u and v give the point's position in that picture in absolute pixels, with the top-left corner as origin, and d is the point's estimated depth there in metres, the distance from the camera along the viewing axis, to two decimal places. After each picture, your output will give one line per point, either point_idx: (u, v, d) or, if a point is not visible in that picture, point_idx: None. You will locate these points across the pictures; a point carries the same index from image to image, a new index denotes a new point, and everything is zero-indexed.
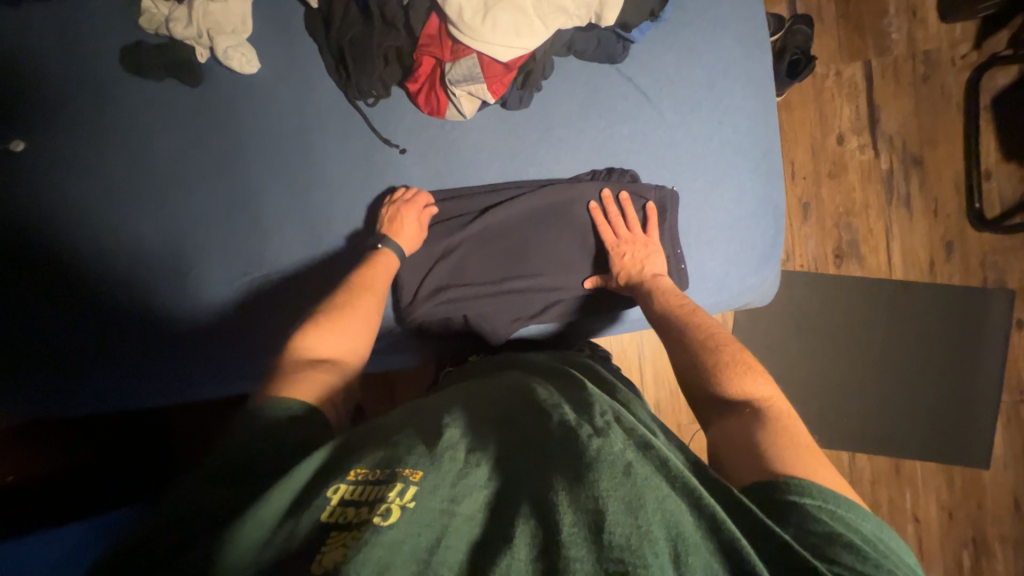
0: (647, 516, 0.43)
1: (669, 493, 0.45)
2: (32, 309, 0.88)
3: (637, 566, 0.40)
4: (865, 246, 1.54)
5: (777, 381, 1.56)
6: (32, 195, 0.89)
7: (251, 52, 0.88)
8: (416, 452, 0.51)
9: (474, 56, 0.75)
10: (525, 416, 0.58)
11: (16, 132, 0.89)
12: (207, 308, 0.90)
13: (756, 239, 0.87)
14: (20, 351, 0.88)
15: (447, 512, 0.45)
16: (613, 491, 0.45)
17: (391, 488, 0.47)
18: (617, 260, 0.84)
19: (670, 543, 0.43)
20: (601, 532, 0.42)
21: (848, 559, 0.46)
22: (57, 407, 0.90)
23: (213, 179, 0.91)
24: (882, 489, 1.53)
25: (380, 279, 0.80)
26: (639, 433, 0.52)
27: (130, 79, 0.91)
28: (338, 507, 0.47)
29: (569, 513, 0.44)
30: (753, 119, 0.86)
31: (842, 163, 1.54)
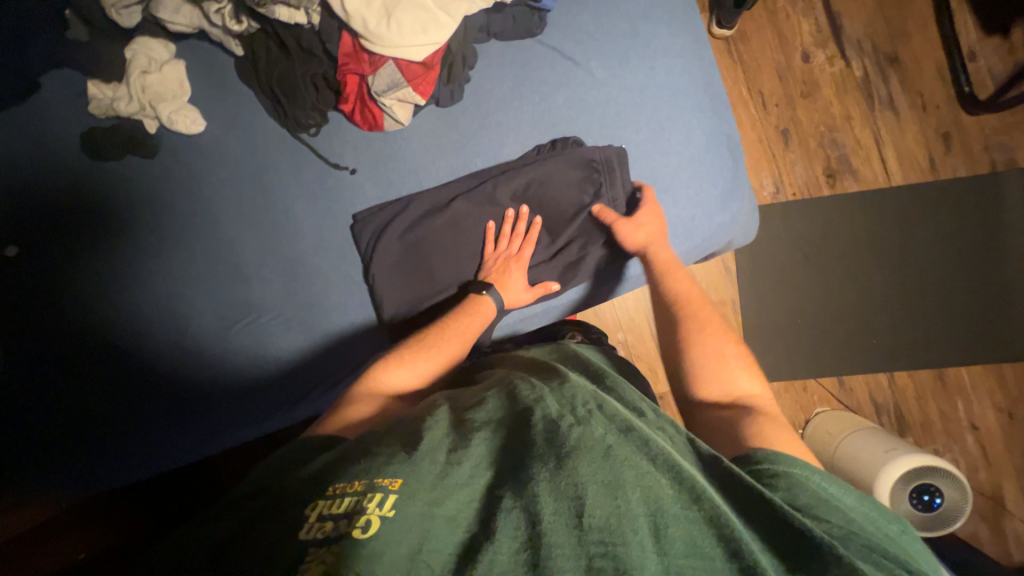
0: (627, 496, 0.48)
1: (647, 470, 0.51)
2: (48, 399, 0.93)
3: (617, 543, 0.45)
4: (857, 159, 1.47)
5: (795, 317, 1.50)
6: (30, 292, 0.94)
7: (194, 111, 0.91)
8: (396, 461, 0.53)
9: (391, 63, 0.76)
10: (508, 416, 0.62)
11: (4, 238, 0.95)
12: (200, 361, 0.94)
13: (714, 174, 0.84)
14: (41, 437, 0.93)
15: (427, 516, 0.48)
16: (593, 476, 0.50)
17: (370, 499, 0.49)
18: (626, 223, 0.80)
19: (650, 515, 0.48)
20: (581, 514, 0.47)
21: (834, 519, 0.48)
22: (90, 482, 0.95)
23: (188, 240, 0.95)
24: (930, 403, 1.46)
25: (476, 322, 0.80)
26: (619, 419, 0.58)
27: (95, 167, 0.96)
28: (316, 522, 0.48)
29: (550, 501, 0.48)
30: (687, 55, 0.84)
31: (814, 80, 1.47)
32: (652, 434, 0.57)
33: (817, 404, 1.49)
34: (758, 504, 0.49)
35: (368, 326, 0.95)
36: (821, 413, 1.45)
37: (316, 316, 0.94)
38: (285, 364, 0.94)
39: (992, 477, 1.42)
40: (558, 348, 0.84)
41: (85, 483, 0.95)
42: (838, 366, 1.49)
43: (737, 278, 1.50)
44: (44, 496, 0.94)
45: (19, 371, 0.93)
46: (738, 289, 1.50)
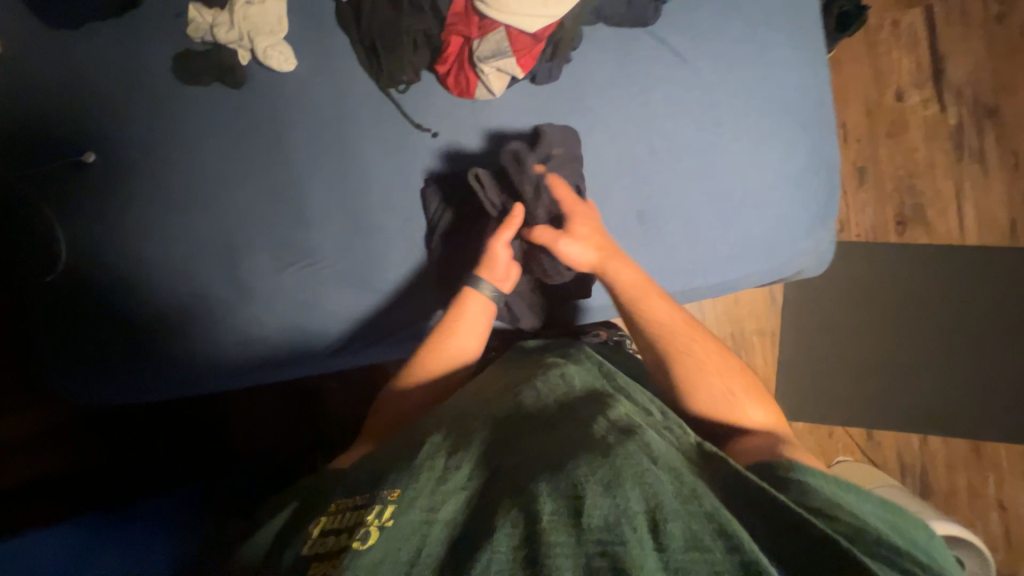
0: (625, 493, 0.49)
1: (646, 468, 0.52)
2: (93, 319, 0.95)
3: (615, 542, 0.45)
4: (932, 210, 1.41)
5: (835, 362, 1.45)
6: (99, 202, 0.96)
7: (288, 49, 0.91)
8: (398, 473, 0.56)
9: (501, 29, 0.75)
10: (508, 423, 0.64)
11: (85, 145, 0.97)
12: (255, 298, 0.95)
13: (806, 198, 0.80)
14: (90, 347, 0.95)
15: (426, 523, 0.50)
16: (590, 474, 0.51)
17: (371, 511, 0.52)
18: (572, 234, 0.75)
19: (650, 510, 0.48)
20: (579, 514, 0.47)
21: (842, 517, 0.51)
22: (124, 394, 0.98)
23: (257, 176, 0.95)
24: (959, 474, 1.41)
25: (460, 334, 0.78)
26: (618, 426, 0.59)
27: (180, 91, 0.97)
28: (320, 539, 0.53)
29: (547, 501, 0.49)
30: (801, 71, 0.80)
31: (903, 121, 1.41)
32: (649, 440, 0.58)
33: (839, 452, 1.45)
34: (766, 510, 0.50)
35: (419, 291, 0.95)
36: (842, 462, 1.42)
37: (370, 273, 0.94)
38: (334, 315, 0.95)
39: (1011, 561, 1.37)
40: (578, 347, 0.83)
41: (119, 395, 0.98)
42: (870, 419, 1.44)
43: (781, 310, 1.46)
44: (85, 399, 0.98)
45: (79, 280, 0.95)
46: (780, 322, 1.46)
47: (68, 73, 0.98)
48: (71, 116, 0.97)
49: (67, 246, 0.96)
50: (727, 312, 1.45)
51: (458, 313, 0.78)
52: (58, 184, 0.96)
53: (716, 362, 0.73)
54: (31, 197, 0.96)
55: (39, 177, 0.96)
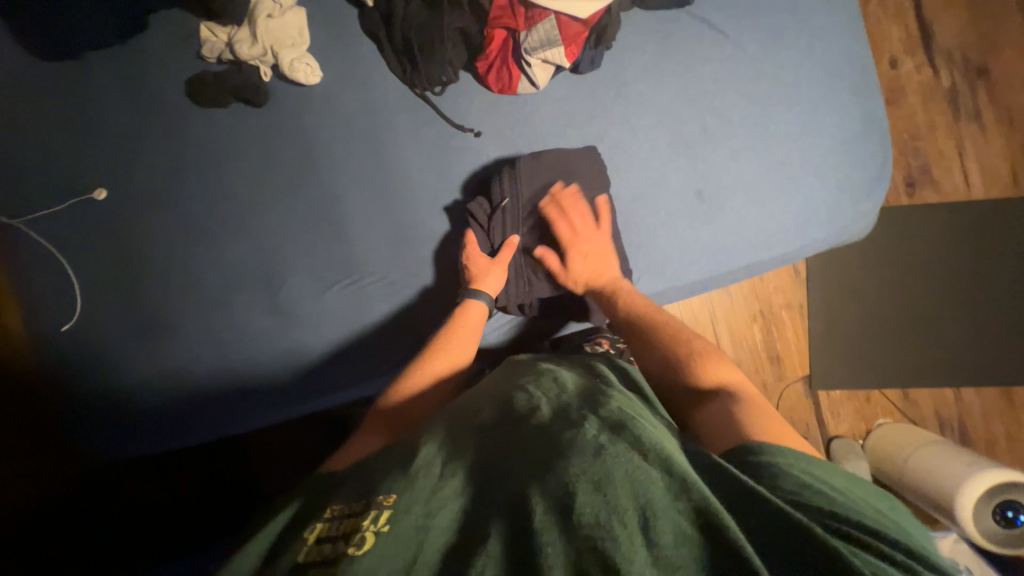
0: (615, 491, 0.44)
1: (639, 464, 0.46)
2: (117, 355, 0.88)
3: (604, 538, 0.41)
4: (939, 170, 1.46)
5: (866, 327, 1.47)
6: (118, 239, 0.90)
7: (314, 61, 0.88)
8: (392, 478, 0.52)
9: (551, 17, 0.75)
10: (502, 422, 0.58)
11: (98, 181, 0.91)
12: (303, 323, 0.90)
13: (864, 160, 0.80)
14: (119, 392, 0.87)
15: (423, 529, 0.46)
16: (580, 473, 0.46)
17: (365, 517, 0.47)
18: (571, 261, 0.79)
19: (639, 509, 0.43)
20: (569, 513, 0.43)
21: (817, 499, 0.45)
22: (161, 442, 0.88)
23: (291, 195, 0.90)
24: (995, 422, 1.46)
25: (470, 338, 0.77)
26: (612, 417, 0.53)
27: (197, 113, 0.92)
28: (314, 544, 0.47)
29: (539, 502, 0.45)
30: (841, 37, 0.82)
31: (900, 88, 1.46)
32: (645, 429, 0.52)
33: (879, 415, 1.48)
34: (762, 499, 0.43)
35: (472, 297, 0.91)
36: (884, 425, 1.44)
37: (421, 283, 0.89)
38: (387, 332, 0.90)
39: None
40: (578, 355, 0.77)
41: (152, 444, 0.88)
42: (906, 380, 1.47)
43: (807, 282, 1.48)
44: (115, 452, 0.88)
45: (107, 324, 0.88)
46: (808, 294, 1.48)
47: (72, 106, 0.92)
48: (80, 150, 0.92)
49: (90, 288, 0.89)
50: (755, 289, 1.46)
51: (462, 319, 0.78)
52: (72, 224, 0.90)
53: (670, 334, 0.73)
54: (41, 241, 0.89)
55: (52, 219, 0.90)
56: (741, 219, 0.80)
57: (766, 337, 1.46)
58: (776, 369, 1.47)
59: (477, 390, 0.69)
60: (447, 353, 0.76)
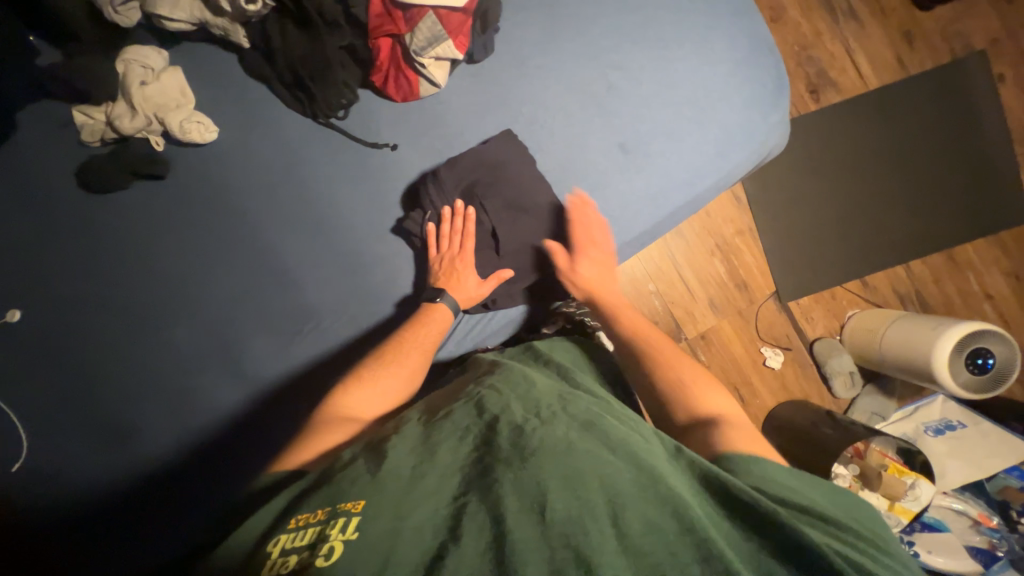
0: (587, 488, 0.48)
1: (606, 461, 0.51)
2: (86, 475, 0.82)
3: (578, 534, 0.44)
4: (834, 71, 1.55)
5: (813, 232, 1.55)
6: (47, 357, 0.83)
7: (205, 117, 0.83)
8: (360, 483, 0.51)
9: (431, 13, 0.74)
10: (473, 423, 0.59)
11: (7, 304, 0.83)
12: (274, 385, 0.85)
13: (763, 75, 0.84)
14: (103, 509, 0.81)
15: (393, 531, 0.46)
16: (554, 473, 0.49)
17: (333, 525, 0.47)
18: (579, 264, 0.80)
19: (609, 503, 0.47)
20: (543, 509, 0.46)
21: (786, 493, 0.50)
22: (155, 553, 0.81)
23: (223, 258, 0.85)
24: (947, 283, 1.56)
25: (434, 330, 0.77)
26: (581, 417, 0.58)
27: (94, 203, 0.85)
28: (279, 558, 0.46)
29: (513, 500, 0.47)
30: None
31: (780, 5, 1.54)
32: (612, 428, 0.57)
33: (848, 308, 1.56)
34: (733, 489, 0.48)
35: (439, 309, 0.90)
36: (855, 316, 1.52)
37: (383, 308, 0.86)
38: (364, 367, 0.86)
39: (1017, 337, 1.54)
40: (531, 348, 0.78)
41: (144, 566, 0.81)
42: (862, 269, 1.55)
43: (750, 205, 1.54)
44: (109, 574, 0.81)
45: (69, 446, 0.82)
46: (754, 216, 1.54)
47: None
48: None
49: (32, 416, 0.82)
50: (705, 226, 1.51)
51: (427, 316, 0.78)
52: None
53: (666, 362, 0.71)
54: None
55: None
56: (667, 160, 0.82)
57: (728, 267, 1.52)
58: (746, 295, 1.53)
59: (446, 393, 0.69)
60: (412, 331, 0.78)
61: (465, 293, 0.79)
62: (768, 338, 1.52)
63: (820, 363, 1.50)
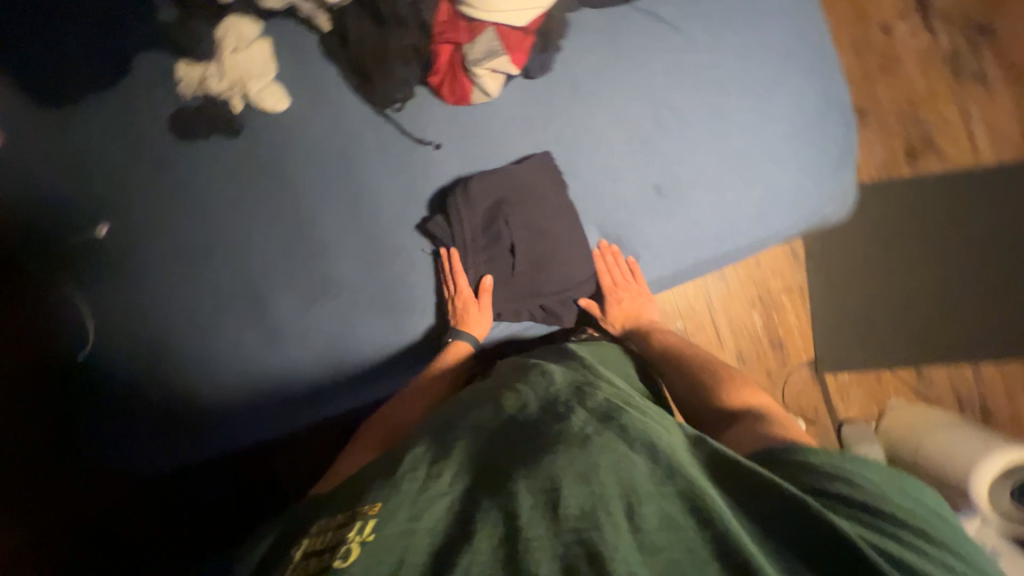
0: (601, 480, 0.46)
1: (622, 452, 0.49)
2: (118, 419, 0.91)
3: (592, 530, 0.42)
4: (943, 137, 1.39)
5: (875, 306, 1.41)
6: (109, 271, 0.94)
7: (280, 88, 0.92)
8: (376, 486, 0.50)
9: (492, 29, 0.78)
10: (491, 420, 0.59)
11: (87, 219, 0.95)
12: (288, 341, 0.93)
13: (824, 145, 0.85)
14: (121, 412, 0.91)
15: (408, 532, 0.45)
16: (568, 468, 0.47)
17: (350, 527, 0.45)
18: (608, 308, 0.87)
19: (625, 495, 0.45)
20: (556, 506, 0.44)
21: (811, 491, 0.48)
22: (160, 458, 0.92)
23: (271, 216, 0.94)
24: (1020, 397, 1.38)
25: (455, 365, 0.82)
26: (600, 408, 0.56)
27: (175, 146, 0.96)
28: (300, 560, 0.46)
29: (527, 499, 0.45)
30: (792, 29, 0.85)
31: (896, 54, 1.39)
32: (630, 418, 0.54)
33: (892, 397, 1.42)
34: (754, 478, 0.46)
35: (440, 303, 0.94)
36: (896, 407, 1.38)
37: (401, 294, 0.93)
38: (370, 343, 0.93)
39: None
40: (558, 346, 0.79)
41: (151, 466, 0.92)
42: (920, 358, 1.40)
43: (808, 263, 1.42)
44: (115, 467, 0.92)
45: (108, 353, 0.92)
46: (809, 276, 1.42)
47: (56, 147, 0.96)
48: (66, 189, 0.95)
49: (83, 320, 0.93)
50: (752, 275, 1.41)
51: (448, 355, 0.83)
52: (65, 261, 0.94)
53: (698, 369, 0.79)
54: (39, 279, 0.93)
55: (45, 256, 0.94)
56: (702, 210, 0.84)
57: (768, 323, 1.41)
58: (780, 357, 1.42)
59: (467, 395, 0.69)
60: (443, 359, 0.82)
61: (473, 308, 0.84)
62: (793, 408, 1.41)
63: (844, 446, 1.37)
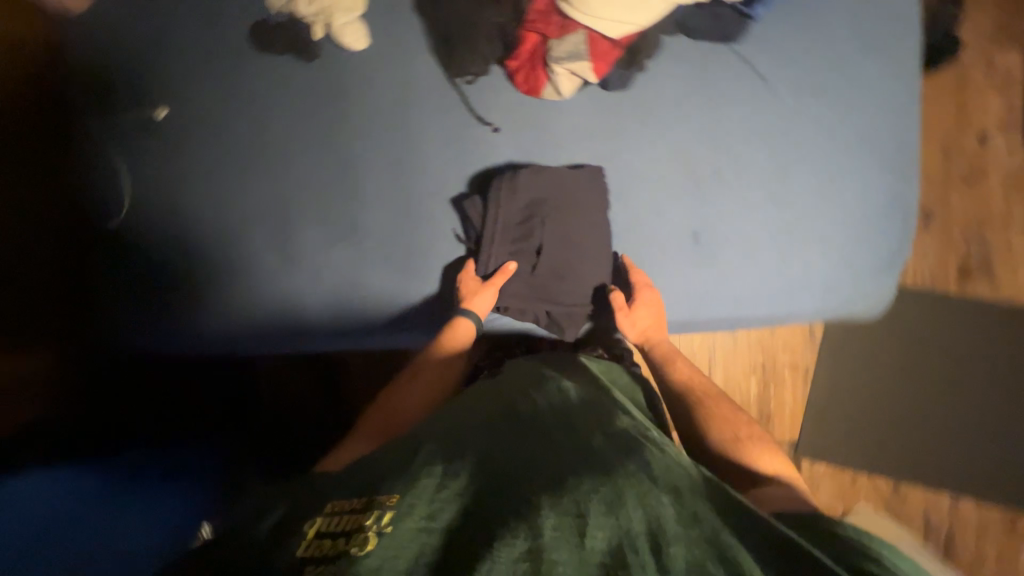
0: (628, 513, 0.47)
1: (647, 490, 0.50)
2: (128, 307, 0.96)
3: (619, 565, 0.42)
4: (1000, 265, 1.33)
5: (875, 411, 1.38)
6: (154, 155, 0.97)
7: (363, 28, 0.92)
8: (392, 480, 0.51)
9: (583, 33, 0.77)
10: (508, 429, 0.61)
11: (146, 98, 0.97)
12: (300, 271, 0.96)
13: (876, 242, 0.83)
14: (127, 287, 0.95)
15: (425, 530, 0.45)
16: (592, 494, 0.48)
17: (368, 515, 0.46)
18: (635, 310, 0.83)
19: (651, 534, 0.45)
20: (583, 532, 0.44)
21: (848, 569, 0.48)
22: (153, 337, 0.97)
23: (320, 149, 0.95)
24: (991, 545, 1.35)
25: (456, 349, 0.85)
26: (621, 445, 0.57)
27: (247, 53, 0.96)
28: (313, 538, 0.45)
29: (552, 516, 0.45)
30: (880, 117, 0.82)
31: (982, 167, 1.32)
32: (650, 459, 0.56)
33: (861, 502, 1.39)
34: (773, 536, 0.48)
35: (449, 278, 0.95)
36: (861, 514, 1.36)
37: (417, 261, 0.94)
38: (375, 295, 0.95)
39: None
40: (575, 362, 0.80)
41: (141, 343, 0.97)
42: (904, 476, 1.37)
43: (821, 348, 1.39)
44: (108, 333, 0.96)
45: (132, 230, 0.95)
46: (817, 360, 1.39)
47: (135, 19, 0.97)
48: (133, 63, 0.97)
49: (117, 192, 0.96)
50: (762, 341, 1.38)
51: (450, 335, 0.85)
52: (117, 132, 0.96)
53: (721, 416, 0.80)
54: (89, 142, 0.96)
55: (98, 122, 0.96)
56: (733, 270, 0.83)
57: (762, 393, 1.39)
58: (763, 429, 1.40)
59: (478, 394, 0.73)
60: (448, 346, 0.85)
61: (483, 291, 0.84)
62: None
63: None
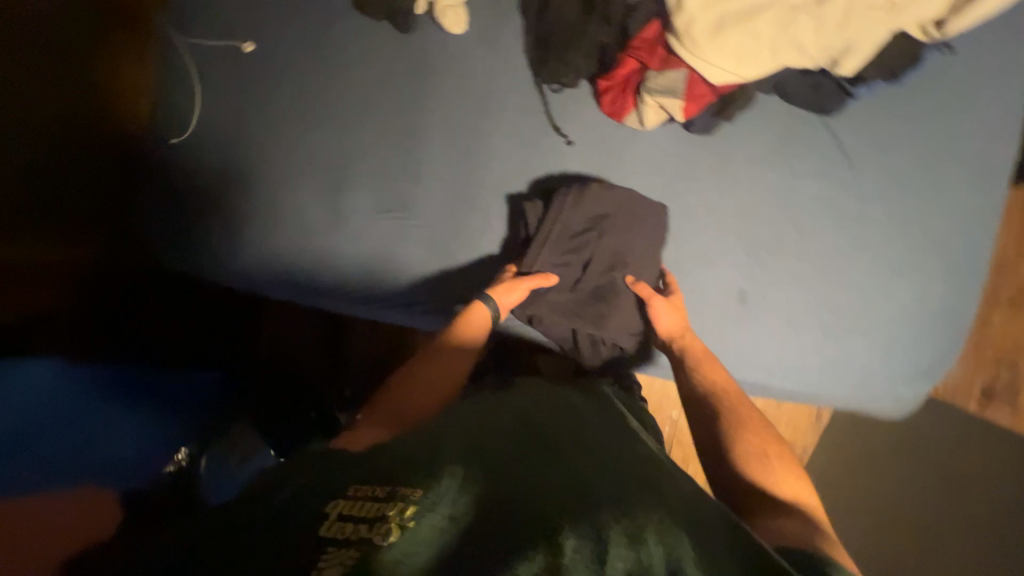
0: (647, 548, 0.46)
1: (668, 528, 0.48)
2: (169, 227, 0.96)
3: None
4: None
5: None
6: (234, 87, 0.98)
7: (464, 13, 0.92)
8: (415, 475, 0.53)
9: (684, 71, 0.77)
10: (530, 443, 0.61)
11: (240, 31, 0.98)
12: (344, 233, 0.95)
13: (920, 346, 0.82)
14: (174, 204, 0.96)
15: (443, 532, 0.47)
16: (612, 524, 0.47)
17: (391, 506, 0.48)
18: (664, 310, 0.80)
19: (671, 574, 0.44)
20: (602, 561, 0.44)
21: None
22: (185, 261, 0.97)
23: (394, 119, 0.96)
24: None
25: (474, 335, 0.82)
26: (641, 479, 0.56)
27: (346, 10, 0.97)
28: (337, 520, 0.47)
29: (572, 542, 0.45)
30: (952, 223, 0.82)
31: None
32: (671, 498, 0.54)
33: None
34: None
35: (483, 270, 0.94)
36: None
37: (460, 250, 0.94)
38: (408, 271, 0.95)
39: None
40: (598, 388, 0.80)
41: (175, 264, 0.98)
42: None
43: (823, 430, 1.38)
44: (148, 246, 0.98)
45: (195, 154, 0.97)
46: (817, 440, 1.38)
47: None
48: None
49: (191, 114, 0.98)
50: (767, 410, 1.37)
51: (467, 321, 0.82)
52: (206, 58, 0.98)
53: (743, 423, 0.72)
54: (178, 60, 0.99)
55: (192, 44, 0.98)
56: (771, 338, 0.83)
57: None
58: None
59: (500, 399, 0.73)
60: (463, 331, 0.82)
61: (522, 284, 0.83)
62: None
63: None
